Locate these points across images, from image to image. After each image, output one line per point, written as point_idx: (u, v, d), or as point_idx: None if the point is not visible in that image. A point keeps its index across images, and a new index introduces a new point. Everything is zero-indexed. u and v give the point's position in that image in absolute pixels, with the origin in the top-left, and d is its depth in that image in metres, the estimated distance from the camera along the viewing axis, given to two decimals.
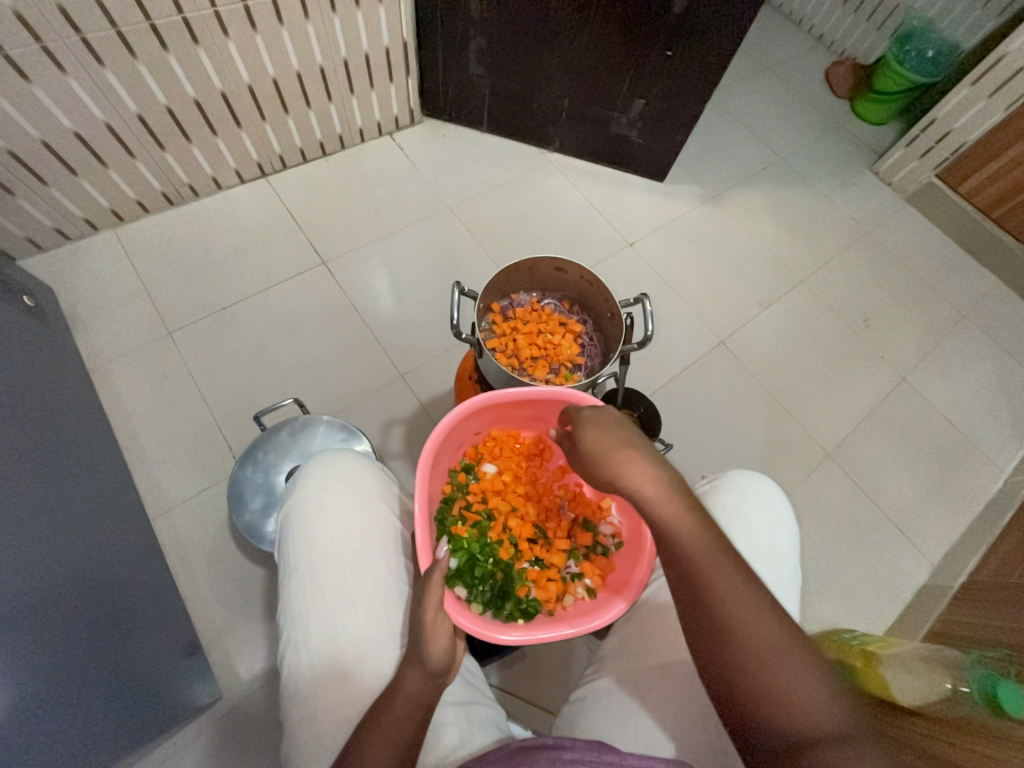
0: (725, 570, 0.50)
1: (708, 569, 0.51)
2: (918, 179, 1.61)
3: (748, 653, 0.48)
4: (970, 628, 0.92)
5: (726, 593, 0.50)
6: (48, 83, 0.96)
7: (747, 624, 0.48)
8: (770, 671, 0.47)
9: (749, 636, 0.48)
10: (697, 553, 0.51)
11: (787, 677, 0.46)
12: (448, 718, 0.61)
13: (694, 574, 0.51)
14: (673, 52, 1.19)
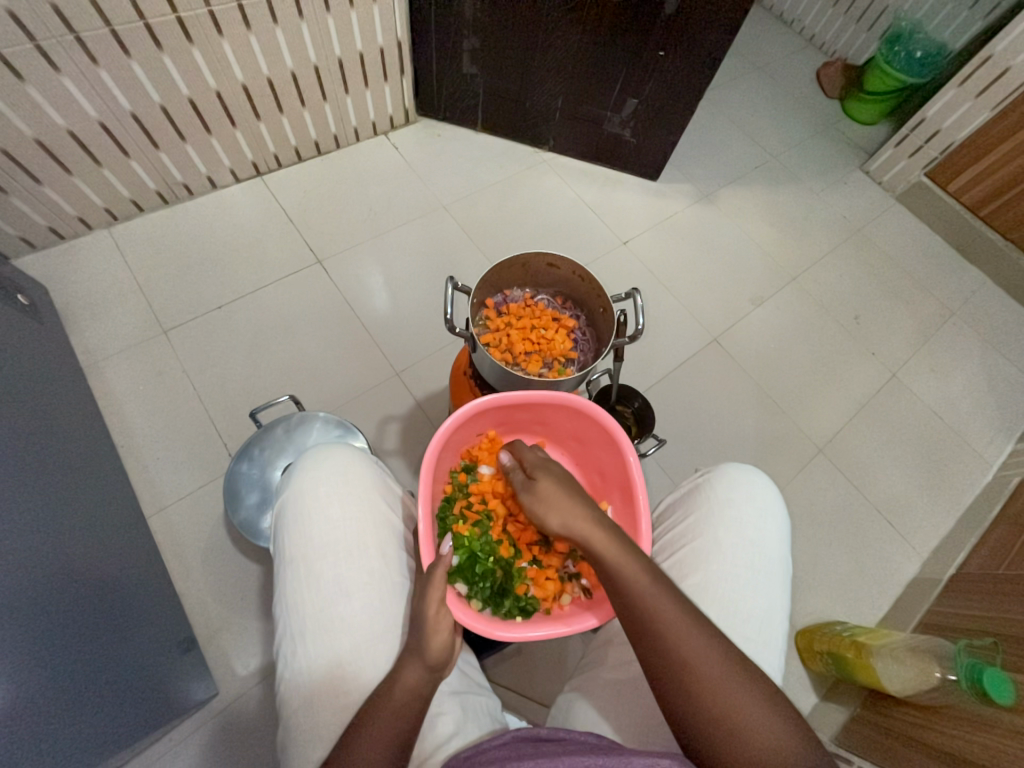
0: (677, 621, 0.53)
1: (661, 624, 0.53)
2: (908, 179, 1.63)
3: (712, 705, 0.49)
4: (959, 619, 0.94)
5: (682, 648, 0.52)
6: (41, 81, 0.96)
7: (705, 674, 0.50)
8: (732, 719, 0.49)
9: (710, 688, 0.50)
10: (650, 607, 0.54)
11: (748, 721, 0.49)
12: (444, 706, 0.62)
13: (651, 633, 0.53)
14: (665, 51, 1.20)
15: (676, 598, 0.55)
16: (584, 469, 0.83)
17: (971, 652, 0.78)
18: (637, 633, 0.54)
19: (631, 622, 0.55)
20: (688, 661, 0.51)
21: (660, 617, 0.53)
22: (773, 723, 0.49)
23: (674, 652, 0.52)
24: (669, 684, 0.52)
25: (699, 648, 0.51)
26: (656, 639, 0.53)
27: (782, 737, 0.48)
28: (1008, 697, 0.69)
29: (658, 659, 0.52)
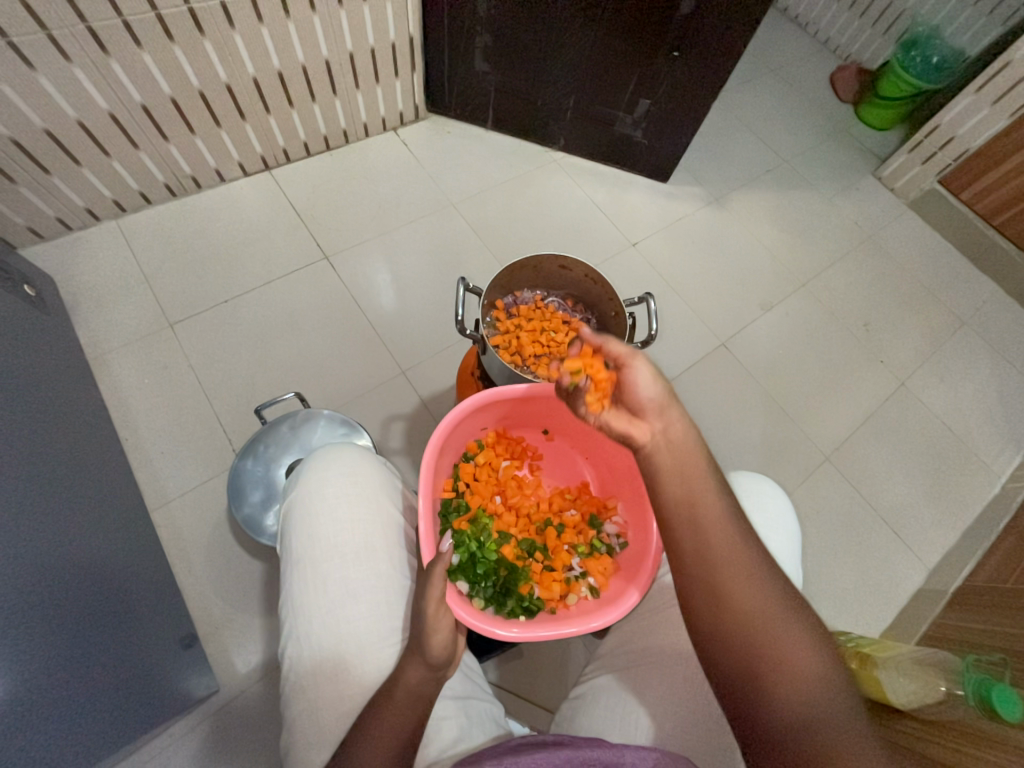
0: (737, 544, 0.52)
1: (720, 536, 0.53)
2: (921, 185, 1.62)
3: (757, 634, 0.48)
4: (964, 633, 0.93)
5: (740, 567, 0.51)
6: (52, 71, 0.95)
7: (757, 601, 0.50)
8: (776, 652, 0.47)
9: (758, 614, 0.49)
10: (712, 523, 0.53)
11: (795, 658, 0.47)
12: (446, 712, 0.61)
13: (707, 551, 0.52)
14: (679, 53, 1.19)
15: (745, 528, 0.53)
16: (592, 465, 0.82)
17: (980, 668, 0.74)
18: (691, 551, 0.53)
19: (687, 538, 0.54)
20: (741, 585, 0.51)
21: (719, 536, 0.53)
22: (822, 677, 0.46)
23: (729, 574, 0.51)
24: (715, 605, 0.51)
25: (756, 577, 0.51)
26: (709, 557, 0.52)
27: (830, 691, 0.46)
28: (1016, 713, 0.65)
29: (704, 576, 0.52)
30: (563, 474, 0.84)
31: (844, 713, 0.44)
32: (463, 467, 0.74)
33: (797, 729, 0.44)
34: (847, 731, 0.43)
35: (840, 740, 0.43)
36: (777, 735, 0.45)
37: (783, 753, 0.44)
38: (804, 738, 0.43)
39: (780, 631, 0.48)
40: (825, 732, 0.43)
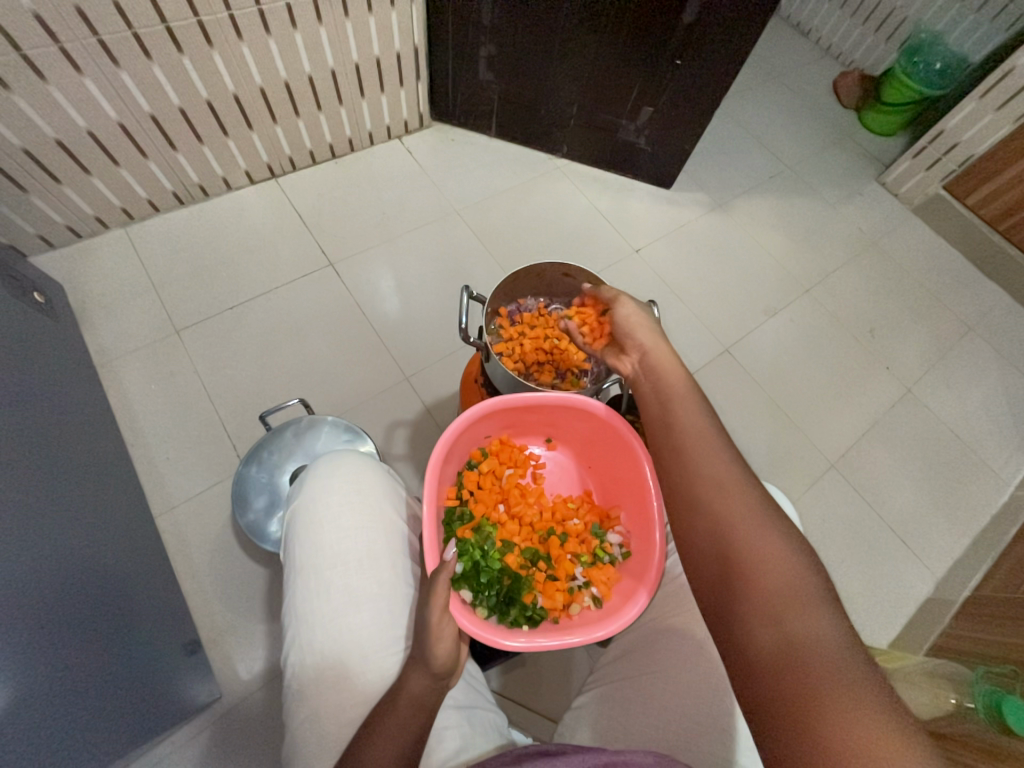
0: (712, 453, 0.56)
1: (695, 444, 0.57)
2: (925, 191, 1.61)
3: (743, 559, 0.47)
4: (969, 642, 0.92)
5: (714, 471, 0.54)
6: (63, 83, 0.97)
7: (746, 531, 0.49)
8: (762, 575, 0.45)
9: (747, 541, 0.48)
10: (687, 434, 0.58)
11: (785, 583, 0.44)
12: (449, 721, 0.60)
13: (698, 485, 0.54)
14: (681, 61, 1.20)
15: (744, 474, 0.54)
16: (596, 474, 0.82)
17: (990, 680, 0.74)
18: (683, 489, 0.55)
19: (680, 477, 0.56)
20: (730, 516, 0.50)
21: (695, 445, 0.57)
22: (819, 607, 0.42)
23: (719, 505, 0.52)
24: (704, 536, 0.51)
25: (749, 512, 0.50)
26: (701, 493, 0.53)
27: (826, 620, 0.41)
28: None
29: (690, 506, 0.54)
30: (567, 483, 0.83)
31: (840, 641, 0.39)
32: (467, 475, 0.74)
33: (782, 650, 0.40)
34: (841, 655, 0.38)
35: (830, 660, 0.38)
36: (762, 659, 0.41)
37: (768, 679, 0.40)
38: (789, 657, 0.39)
39: (768, 556, 0.46)
40: (813, 651, 0.39)
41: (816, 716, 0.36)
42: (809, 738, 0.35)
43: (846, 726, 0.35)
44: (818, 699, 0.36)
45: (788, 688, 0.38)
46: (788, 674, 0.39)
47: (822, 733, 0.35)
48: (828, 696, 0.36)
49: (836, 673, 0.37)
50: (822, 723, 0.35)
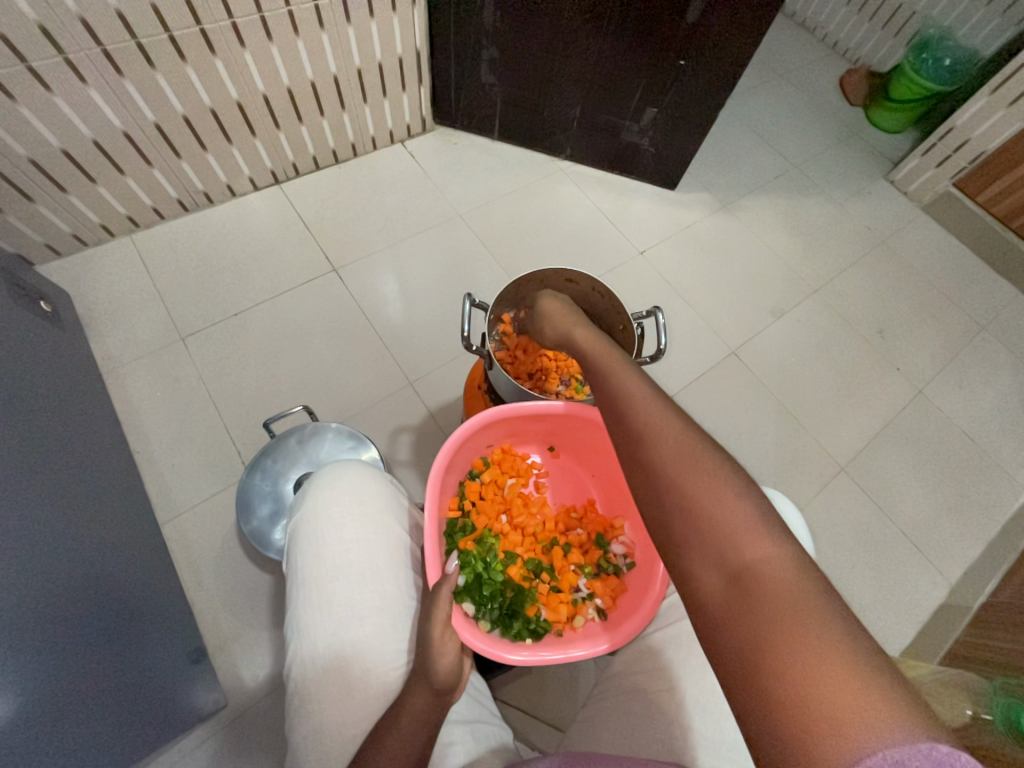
0: (645, 399, 0.54)
1: (630, 399, 0.54)
2: (935, 188, 1.59)
3: (685, 502, 0.44)
4: (982, 649, 0.90)
5: (650, 421, 0.51)
6: (68, 93, 0.97)
7: (684, 470, 0.46)
8: (703, 515, 0.42)
9: (685, 482, 0.45)
10: (621, 390, 0.56)
11: (727, 517, 0.41)
12: (453, 736, 0.60)
13: (638, 435, 0.51)
14: (685, 60, 1.18)
15: (677, 413, 0.52)
16: (599, 482, 0.81)
17: (1006, 691, 0.71)
18: (623, 444, 0.53)
19: (619, 429, 0.54)
20: (668, 459, 0.47)
21: (630, 399, 0.55)
22: (766, 537, 0.40)
23: (655, 452, 0.48)
24: (645, 489, 0.48)
25: (684, 451, 0.47)
26: (637, 441, 0.51)
27: (774, 548, 0.39)
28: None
29: (635, 463, 0.50)
30: (568, 491, 0.83)
31: (790, 568, 0.37)
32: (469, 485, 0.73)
33: (732, 593, 0.38)
34: (793, 582, 0.36)
35: (782, 591, 0.36)
36: (714, 609, 0.38)
37: (724, 628, 0.37)
38: (741, 600, 0.37)
39: (709, 491, 0.43)
40: (764, 587, 0.37)
41: (778, 660, 0.33)
42: (773, 683, 0.33)
43: (809, 667, 0.32)
44: (777, 643, 0.34)
45: (743, 633, 0.36)
46: (742, 618, 0.36)
47: (786, 677, 0.32)
48: (784, 635, 0.34)
49: (788, 603, 0.35)
50: (784, 665, 0.33)
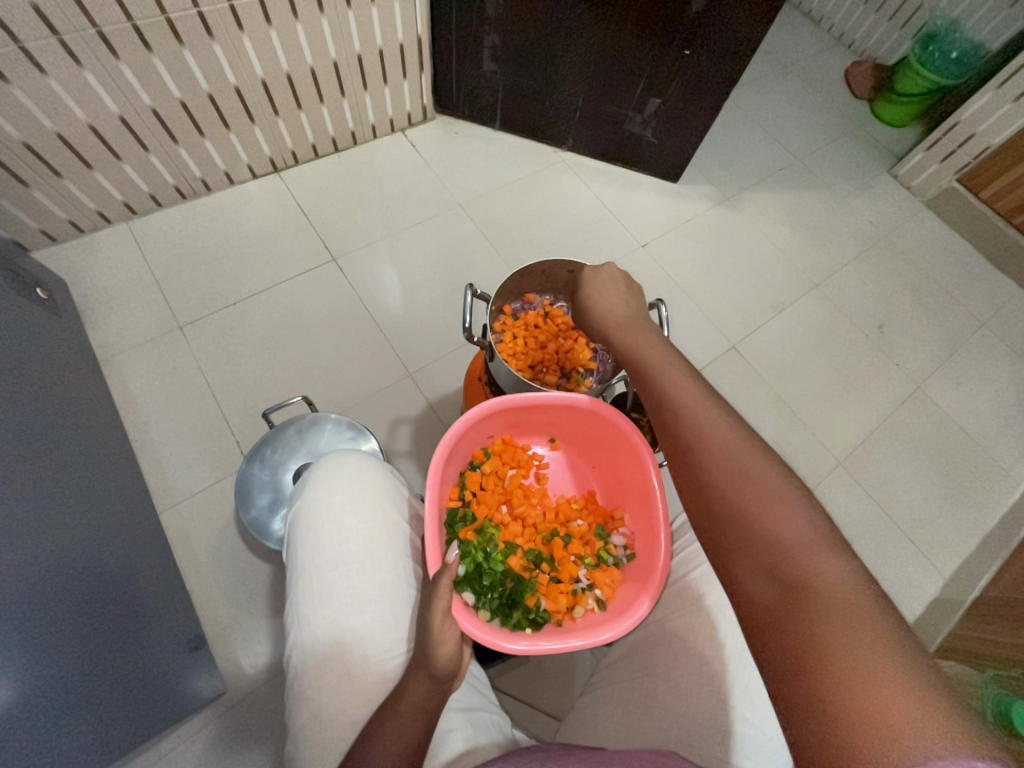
0: (699, 404, 0.53)
1: (684, 403, 0.54)
2: (939, 183, 1.58)
3: (735, 509, 0.45)
4: (973, 643, 0.91)
5: (704, 426, 0.51)
6: (62, 75, 0.96)
7: (738, 480, 0.47)
8: (758, 526, 0.43)
9: (738, 491, 0.46)
10: (675, 393, 0.55)
11: (782, 531, 0.42)
12: (452, 723, 0.60)
13: (690, 439, 0.51)
14: (690, 50, 1.17)
15: (733, 423, 0.52)
16: (599, 474, 0.81)
17: (998, 683, 0.71)
18: (671, 447, 0.53)
19: (664, 430, 0.54)
20: (720, 466, 0.48)
21: (684, 402, 0.54)
22: (826, 552, 0.40)
23: (705, 457, 0.49)
24: (694, 496, 0.49)
25: (738, 461, 0.48)
26: (686, 446, 0.51)
27: (834, 564, 0.39)
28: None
29: (685, 465, 0.51)
30: (569, 483, 0.82)
31: (847, 584, 0.38)
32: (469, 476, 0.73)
33: (784, 600, 0.39)
34: (852, 597, 0.37)
35: (839, 603, 0.37)
36: (763, 613, 0.40)
37: (772, 635, 0.38)
38: (793, 609, 0.38)
39: (763, 503, 0.44)
40: (820, 600, 0.37)
41: (827, 667, 0.34)
42: (823, 690, 0.34)
43: (860, 679, 0.33)
44: (829, 654, 0.35)
45: (790, 638, 0.37)
46: (793, 625, 0.37)
47: (834, 684, 0.33)
48: (837, 646, 0.35)
49: (844, 617, 0.36)
50: (835, 674, 0.34)
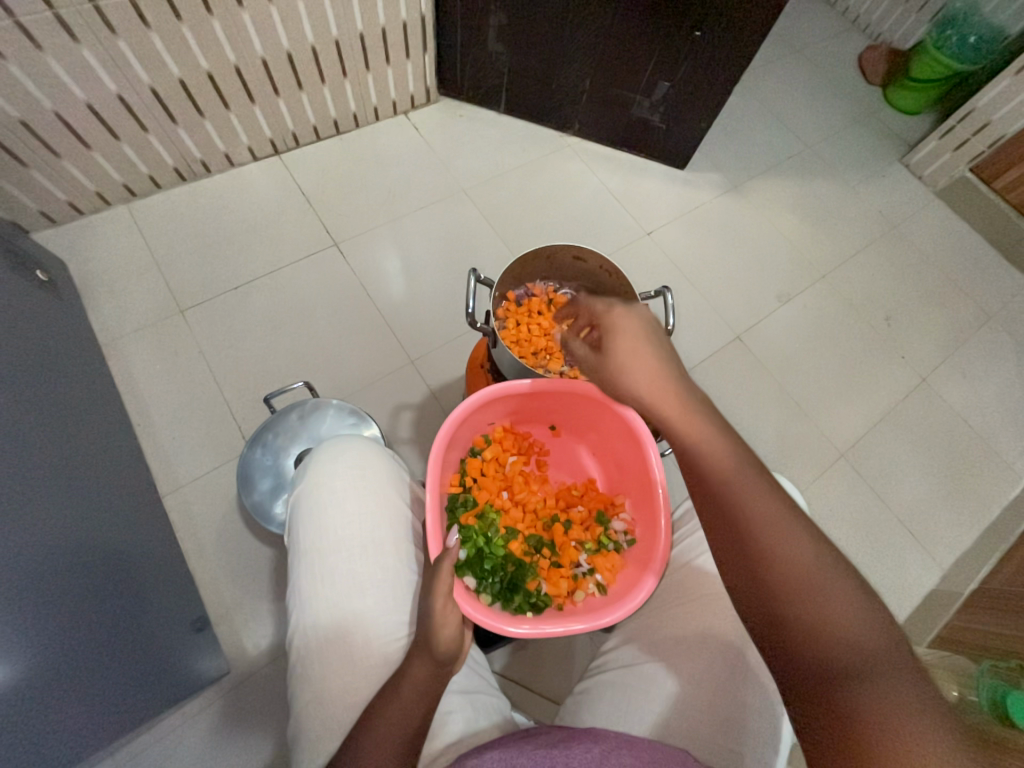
0: (755, 492, 0.51)
1: (738, 490, 0.51)
2: (951, 173, 1.55)
3: (786, 597, 0.45)
4: (969, 634, 0.91)
5: (757, 515, 0.49)
6: (59, 51, 0.94)
7: (799, 581, 0.45)
8: (811, 616, 0.43)
9: (798, 592, 0.44)
10: (729, 476, 0.52)
11: (840, 620, 0.42)
12: (452, 705, 0.61)
13: (745, 530, 0.49)
14: (701, 32, 1.14)
15: (773, 490, 0.51)
16: (600, 461, 0.81)
17: (993, 673, 0.71)
18: (722, 533, 0.51)
19: (707, 505, 0.53)
20: (777, 561, 0.46)
21: (739, 489, 0.51)
22: (893, 673, 0.39)
23: (762, 549, 0.47)
24: (738, 575, 0.48)
25: (797, 558, 0.46)
26: (730, 520, 0.50)
27: (903, 688, 0.38)
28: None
29: (739, 554, 0.49)
30: (569, 470, 0.82)
31: (917, 713, 0.37)
32: (470, 462, 0.73)
33: (845, 718, 0.38)
34: (916, 719, 0.37)
35: (907, 734, 0.36)
36: (822, 724, 0.39)
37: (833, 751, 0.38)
38: (857, 731, 0.37)
39: (813, 592, 0.44)
40: (887, 726, 0.37)
41: None
42: None
43: None
44: None
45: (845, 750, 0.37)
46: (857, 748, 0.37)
47: None
48: None
49: (914, 751, 0.35)
50: None
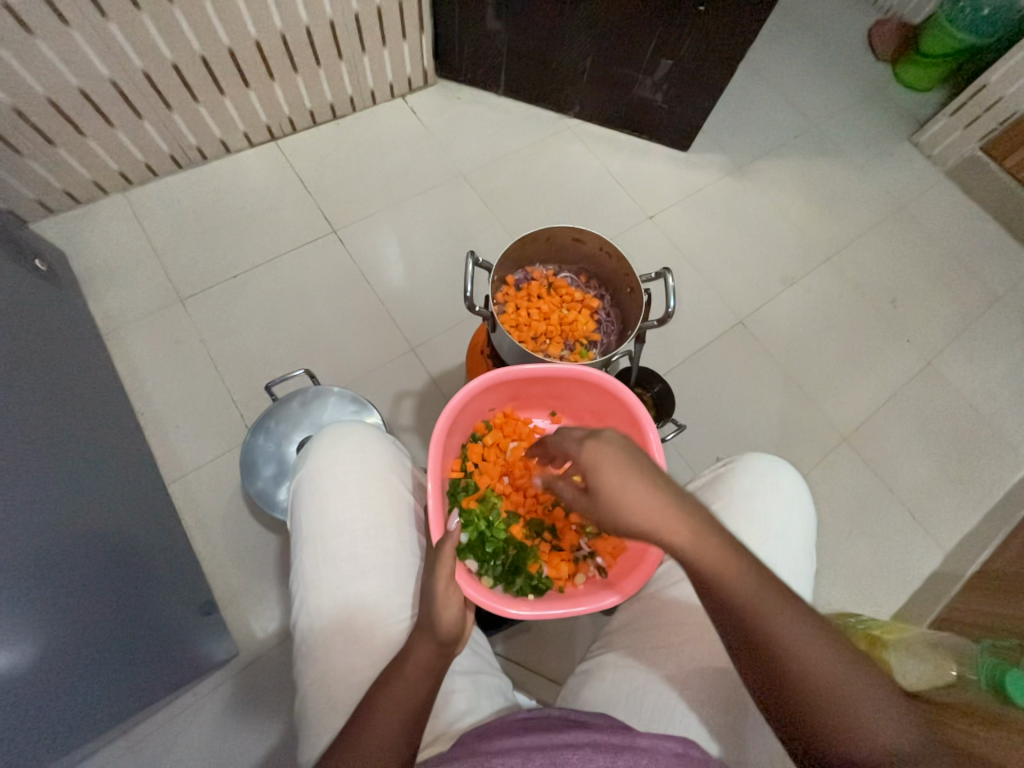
0: (772, 605, 0.48)
1: (758, 609, 0.48)
2: (961, 151, 1.51)
3: (821, 719, 0.45)
4: (968, 616, 0.92)
5: (779, 630, 0.47)
6: (50, 35, 0.92)
7: (828, 694, 0.45)
8: (845, 731, 0.44)
9: (830, 707, 0.45)
10: (745, 595, 0.48)
11: (874, 731, 0.43)
12: (456, 685, 0.62)
13: (772, 652, 0.47)
14: (706, 7, 1.11)
15: (791, 603, 0.48)
16: None
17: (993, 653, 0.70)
18: (749, 654, 0.49)
19: (730, 626, 0.49)
20: (806, 676, 0.46)
21: (757, 605, 0.48)
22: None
23: (789, 666, 0.46)
24: (779, 706, 0.47)
25: (818, 665, 0.46)
26: (759, 650, 0.48)
27: None
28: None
29: (768, 675, 0.47)
30: None
31: None
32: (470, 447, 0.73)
33: None
34: None
35: None
36: None
37: None
38: None
39: (841, 704, 0.44)
40: None
41: None
42: None
43: None
44: None
45: None
46: None
47: None
48: None
49: None
50: None
